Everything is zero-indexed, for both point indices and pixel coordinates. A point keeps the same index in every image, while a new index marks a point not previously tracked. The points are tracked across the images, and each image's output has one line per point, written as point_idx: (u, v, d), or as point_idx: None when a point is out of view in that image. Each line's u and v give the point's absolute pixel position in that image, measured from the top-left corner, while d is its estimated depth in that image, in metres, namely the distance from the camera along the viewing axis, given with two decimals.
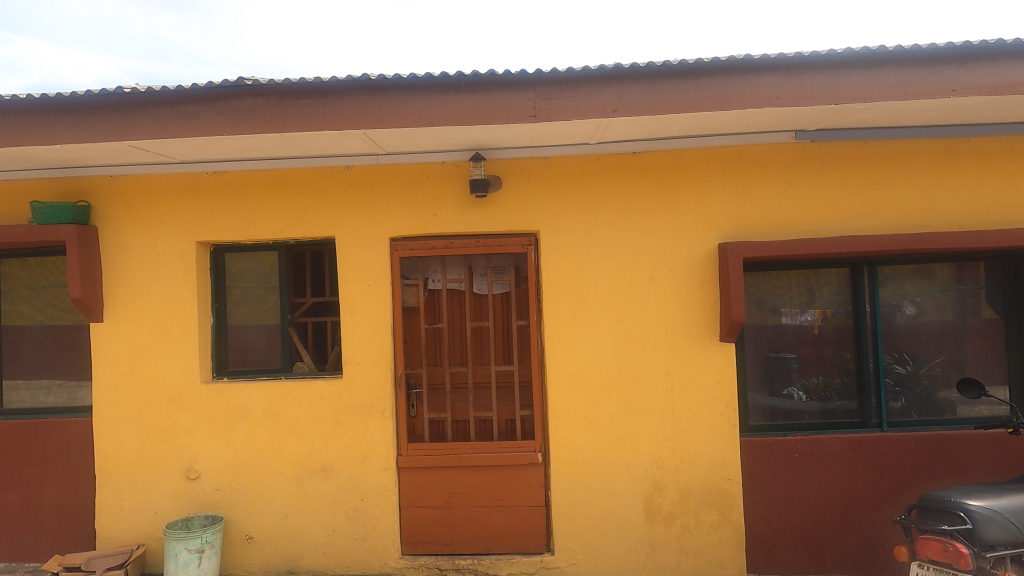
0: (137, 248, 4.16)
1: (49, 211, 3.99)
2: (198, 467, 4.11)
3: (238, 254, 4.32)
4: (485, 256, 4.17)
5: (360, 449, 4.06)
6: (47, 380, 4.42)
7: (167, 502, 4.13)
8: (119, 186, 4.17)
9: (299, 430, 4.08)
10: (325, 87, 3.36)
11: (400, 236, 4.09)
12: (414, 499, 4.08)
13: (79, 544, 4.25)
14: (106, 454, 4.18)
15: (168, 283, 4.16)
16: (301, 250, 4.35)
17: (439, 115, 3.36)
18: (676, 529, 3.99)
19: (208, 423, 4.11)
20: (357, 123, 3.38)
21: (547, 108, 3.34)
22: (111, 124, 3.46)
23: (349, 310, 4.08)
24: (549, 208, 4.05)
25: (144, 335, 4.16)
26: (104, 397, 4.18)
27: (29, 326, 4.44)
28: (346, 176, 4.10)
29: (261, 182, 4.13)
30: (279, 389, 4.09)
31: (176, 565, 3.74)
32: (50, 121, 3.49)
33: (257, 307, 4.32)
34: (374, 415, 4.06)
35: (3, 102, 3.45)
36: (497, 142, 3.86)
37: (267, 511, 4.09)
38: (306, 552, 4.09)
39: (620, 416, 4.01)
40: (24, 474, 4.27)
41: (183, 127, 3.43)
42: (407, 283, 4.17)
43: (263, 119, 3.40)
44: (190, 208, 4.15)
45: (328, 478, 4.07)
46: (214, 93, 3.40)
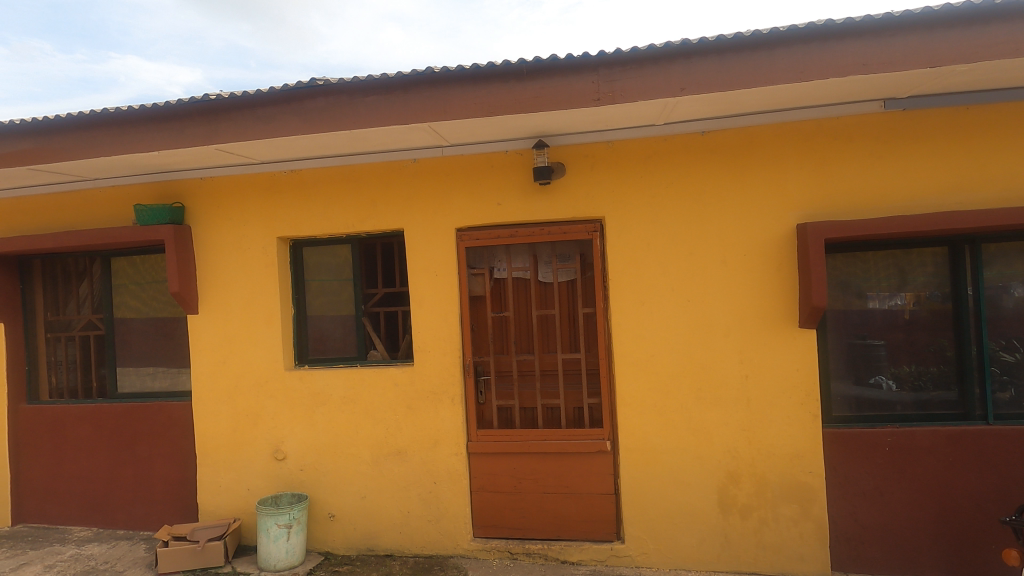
0: (225, 245, 4.47)
1: (150, 212, 4.35)
2: (285, 449, 4.39)
3: (314, 248, 4.54)
4: (550, 244, 4.15)
5: (431, 434, 4.19)
6: (152, 366, 4.86)
7: (258, 480, 4.45)
8: (208, 187, 4.49)
9: (374, 415, 4.27)
10: (391, 83, 3.45)
11: (466, 226, 4.15)
12: (484, 484, 4.17)
13: (184, 516, 4.67)
14: (204, 435, 4.55)
15: (253, 276, 4.44)
16: (372, 243, 4.51)
17: (501, 104, 3.36)
18: (753, 522, 3.85)
19: (292, 407, 4.38)
20: (422, 116, 3.44)
21: (611, 91, 3.26)
22: (201, 129, 3.72)
23: (418, 300, 4.21)
24: (614, 194, 3.97)
25: (234, 325, 4.48)
26: (201, 383, 4.54)
27: (136, 318, 4.89)
28: (412, 170, 4.20)
29: (333, 179, 4.31)
30: (355, 375, 4.29)
31: (268, 538, 4.01)
32: (147, 129, 3.79)
33: (333, 298, 4.53)
34: (444, 402, 4.17)
35: (108, 114, 3.78)
36: (560, 128, 3.82)
37: (347, 491, 4.32)
38: (384, 532, 4.28)
39: (692, 405, 3.90)
40: (136, 451, 4.73)
41: (262, 129, 3.63)
42: (473, 272, 4.21)
43: (335, 118, 3.54)
44: (270, 206, 4.41)
45: (403, 461, 4.24)
46: (289, 95, 3.57)
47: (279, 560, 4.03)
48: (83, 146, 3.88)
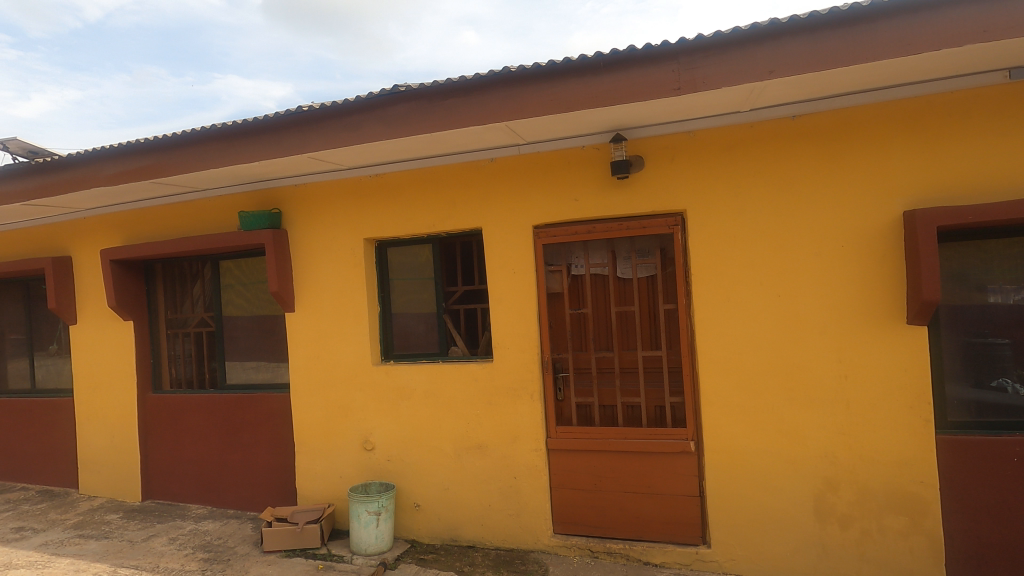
0: (317, 247, 4.77)
1: (252, 218, 4.72)
2: (373, 440, 4.62)
3: (397, 248, 4.73)
4: (629, 240, 4.08)
5: (511, 429, 4.25)
6: (255, 360, 5.28)
7: (349, 469, 4.71)
8: (302, 194, 4.81)
9: (456, 410, 4.38)
10: (469, 85, 3.52)
11: (543, 223, 4.16)
12: (564, 480, 4.17)
13: (285, 499, 5.04)
14: (301, 424, 4.88)
15: (342, 276, 4.70)
16: (452, 242, 4.63)
17: (578, 99, 3.34)
18: (854, 533, 3.59)
19: (379, 400, 4.60)
20: (499, 116, 3.49)
21: (693, 78, 3.14)
22: (295, 139, 3.99)
23: (496, 297, 4.28)
24: (695, 186, 3.84)
25: (326, 322, 4.77)
26: (298, 376, 4.88)
27: (241, 316, 5.33)
28: (489, 169, 4.27)
29: (414, 181, 4.47)
30: (437, 371, 4.43)
31: (359, 524, 4.23)
32: (248, 142, 4.11)
33: (415, 296, 4.70)
34: (523, 398, 4.21)
35: (215, 130, 4.14)
36: (639, 120, 3.74)
37: (431, 482, 4.47)
38: (466, 523, 4.39)
39: (783, 406, 3.69)
40: (242, 438, 5.16)
41: (349, 136, 3.83)
42: (550, 269, 4.22)
43: (416, 122, 3.67)
44: (357, 209, 4.64)
45: (483, 455, 4.32)
46: (373, 102, 3.74)
47: (370, 545, 4.23)
48: (195, 160, 4.27)
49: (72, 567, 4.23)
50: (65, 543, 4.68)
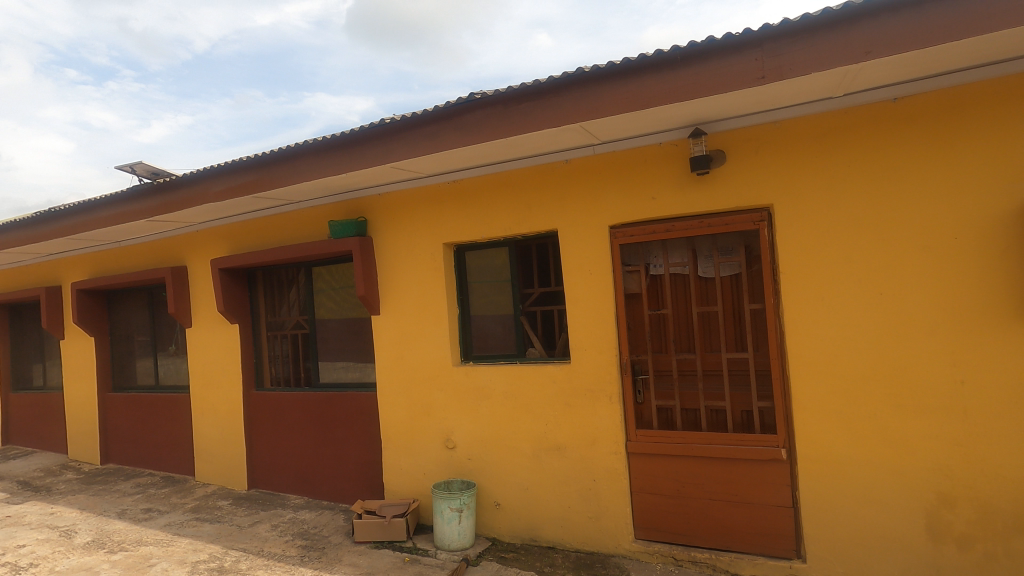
0: (399, 253, 4.99)
1: (340, 227, 5.02)
2: (454, 438, 4.75)
3: (475, 252, 4.84)
4: (710, 237, 3.93)
5: (590, 431, 4.22)
6: (345, 360, 5.60)
7: (432, 466, 4.88)
8: (386, 202, 5.05)
9: (534, 410, 4.42)
10: (543, 88, 3.55)
11: (620, 223, 4.10)
12: (645, 485, 4.08)
13: (373, 493, 5.30)
14: (387, 422, 5.11)
15: (423, 280, 4.88)
16: (528, 244, 4.68)
17: (655, 95, 3.27)
18: (975, 555, 3.24)
19: (459, 400, 4.73)
20: (573, 117, 3.49)
21: (778, 66, 2.98)
22: (378, 150, 4.19)
23: (573, 298, 4.28)
24: (783, 179, 3.63)
25: (408, 325, 4.97)
26: (384, 375, 5.12)
27: (332, 319, 5.67)
28: (564, 170, 4.27)
29: (490, 185, 4.56)
30: (516, 372, 4.48)
31: (442, 519, 4.36)
32: (336, 156, 4.38)
33: (493, 298, 4.79)
34: (602, 400, 4.17)
35: (307, 146, 4.44)
36: (719, 113, 3.60)
37: (511, 481, 4.53)
38: (546, 524, 4.40)
39: (887, 413, 3.41)
40: (334, 434, 5.49)
41: (428, 145, 3.98)
42: (628, 270, 4.16)
43: (491, 128, 3.75)
44: (436, 215, 4.80)
45: (562, 457, 4.32)
46: (450, 111, 3.85)
47: (453, 541, 4.35)
48: (290, 174, 4.60)
49: (191, 547, 4.68)
50: (184, 525, 5.19)
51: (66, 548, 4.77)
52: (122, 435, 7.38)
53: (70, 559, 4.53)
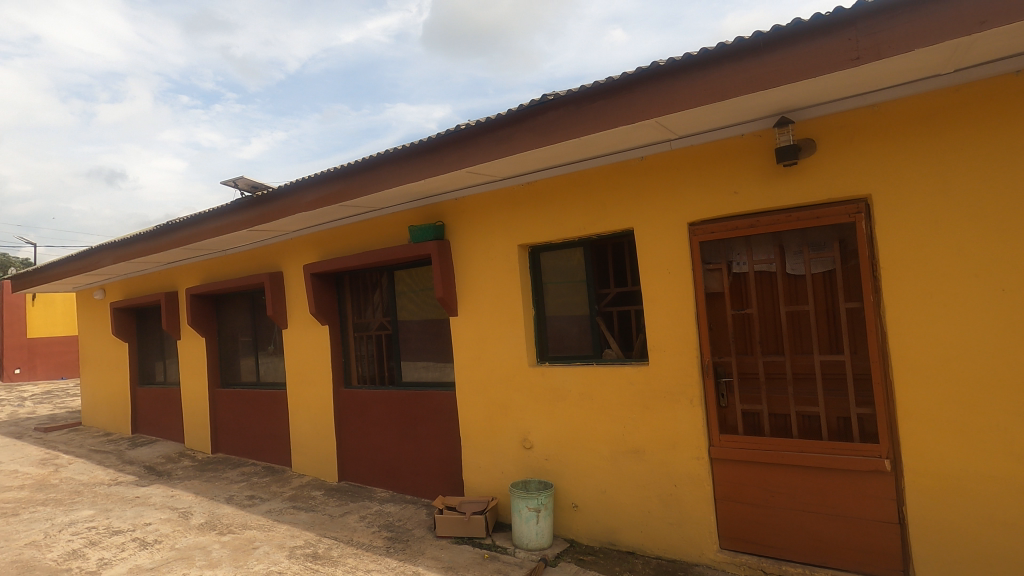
0: (476, 255, 5.10)
1: (420, 231, 5.22)
2: (531, 439, 4.79)
3: (550, 253, 4.86)
4: (799, 232, 3.71)
5: (670, 436, 4.09)
6: (425, 360, 5.80)
7: (510, 465, 4.94)
8: (462, 206, 5.18)
9: (611, 412, 4.35)
10: (617, 85, 3.50)
11: (700, 219, 3.96)
12: (730, 493, 3.90)
13: (454, 489, 5.45)
14: (466, 421, 5.24)
15: (498, 282, 4.95)
16: (603, 244, 4.63)
17: (736, 85, 3.13)
18: None
19: (536, 400, 4.75)
20: (649, 113, 3.41)
21: (875, 44, 2.76)
22: (454, 156, 4.31)
23: (650, 298, 4.18)
24: (882, 166, 3.35)
25: (485, 325, 5.07)
26: (463, 375, 5.26)
27: (413, 320, 5.89)
28: (640, 167, 4.18)
29: (564, 185, 4.55)
30: (592, 373, 4.44)
31: (520, 518, 4.40)
32: (416, 163, 4.55)
33: (568, 299, 4.78)
34: (682, 404, 4.03)
35: (388, 154, 4.65)
36: (808, 99, 3.38)
37: (588, 483, 4.49)
38: (624, 528, 4.32)
39: (1012, 423, 3.05)
40: (416, 431, 5.70)
41: (502, 149, 4.04)
42: (709, 268, 4.00)
43: (565, 128, 3.75)
44: (511, 217, 4.86)
45: (641, 460, 4.22)
46: (523, 114, 3.89)
47: (531, 540, 4.38)
48: (373, 182, 4.84)
49: (289, 533, 5.03)
50: (283, 512, 5.58)
51: (183, 528, 5.28)
52: (229, 427, 8.08)
53: (187, 538, 5.01)
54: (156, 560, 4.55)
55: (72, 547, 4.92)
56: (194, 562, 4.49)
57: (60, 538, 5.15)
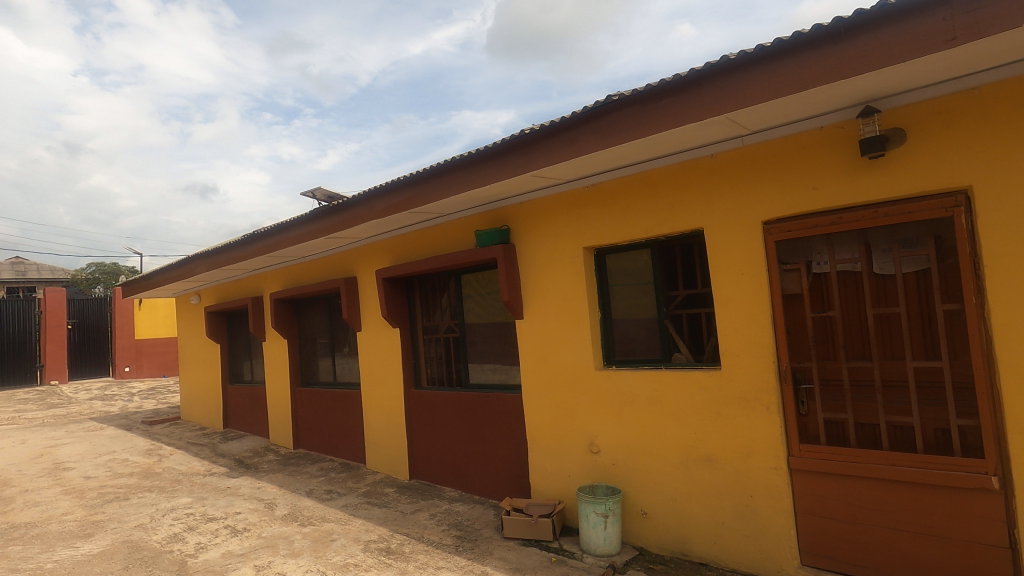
0: (541, 258, 5.12)
1: (486, 236, 5.32)
2: (598, 443, 4.74)
3: (616, 255, 4.80)
4: (888, 229, 3.46)
5: (745, 444, 3.91)
6: (492, 362, 5.88)
7: (577, 469, 4.90)
8: (528, 210, 5.22)
9: (681, 418, 4.22)
10: (684, 82, 3.41)
11: (774, 218, 3.78)
12: (812, 506, 3.67)
13: (521, 491, 5.48)
14: (533, 423, 5.26)
15: (564, 284, 4.94)
16: (671, 245, 4.52)
17: (813, 75, 2.97)
18: None
19: (602, 405, 4.70)
20: (719, 108, 3.30)
21: (974, 22, 2.53)
22: (519, 160, 4.36)
23: (722, 300, 4.03)
24: (984, 154, 3.07)
25: (551, 329, 5.07)
26: (529, 378, 5.29)
27: (480, 323, 5.99)
28: (709, 165, 4.05)
29: (630, 186, 4.48)
30: (661, 378, 4.34)
31: (588, 523, 4.35)
32: (481, 168, 4.63)
33: (636, 302, 4.70)
34: (758, 411, 3.85)
35: (454, 161, 4.76)
36: (896, 86, 3.15)
37: (658, 491, 4.37)
38: (697, 538, 4.17)
39: None
40: (484, 432, 5.79)
41: (567, 151, 4.04)
42: (786, 268, 3.81)
43: (630, 128, 3.69)
44: (576, 220, 4.84)
45: (713, 469, 4.07)
46: (588, 116, 3.87)
47: (599, 546, 4.32)
48: (441, 189, 4.97)
49: (364, 527, 5.24)
50: (358, 507, 5.83)
51: (269, 518, 5.63)
52: (308, 424, 8.54)
53: (273, 527, 5.34)
54: (245, 547, 4.88)
55: (173, 531, 5.37)
56: (278, 550, 4.78)
57: (163, 522, 5.65)
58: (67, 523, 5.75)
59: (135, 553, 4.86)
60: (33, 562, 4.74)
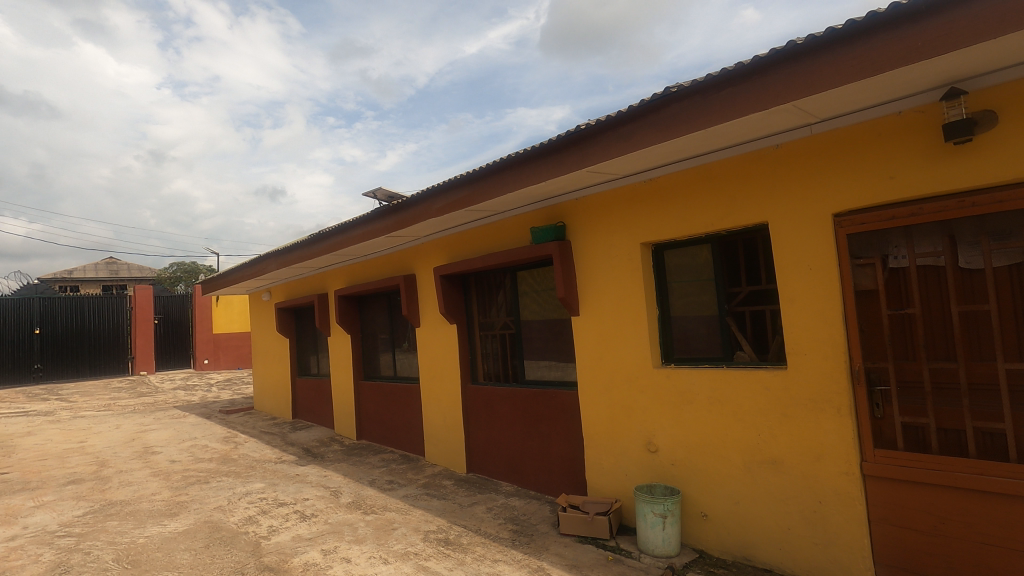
0: (597, 255, 5.08)
1: (542, 232, 5.33)
2: (657, 442, 4.65)
3: (675, 251, 4.69)
4: (976, 220, 3.23)
5: (813, 447, 3.73)
6: (548, 359, 5.90)
7: (634, 468, 4.84)
8: (584, 206, 5.19)
9: (744, 419, 4.08)
10: (747, 70, 3.29)
11: (846, 210, 3.58)
12: (888, 515, 3.46)
13: (577, 488, 5.47)
14: (589, 421, 5.23)
15: (621, 280, 4.88)
16: (733, 240, 4.37)
17: (889, 58, 2.79)
18: None
19: (661, 403, 4.61)
20: (785, 96, 3.16)
21: None
22: (575, 156, 4.34)
23: (789, 297, 3.86)
24: None
25: (608, 325, 5.02)
26: (585, 375, 5.26)
27: (536, 320, 6.01)
28: (774, 156, 3.89)
29: (689, 180, 4.36)
30: (722, 377, 4.21)
31: (646, 523, 4.29)
32: (537, 165, 4.64)
33: (696, 299, 4.59)
34: (827, 413, 3.66)
35: (510, 159, 4.79)
36: (986, 66, 2.92)
37: (719, 493, 4.25)
38: (761, 544, 4.02)
39: None
40: (540, 428, 5.82)
41: (624, 146, 3.98)
42: (859, 263, 3.61)
43: (690, 120, 3.60)
44: (633, 215, 4.77)
45: (779, 472, 3.91)
46: (645, 109, 3.80)
47: (657, 546, 4.25)
48: (497, 187, 5.02)
49: (423, 517, 5.39)
50: (418, 498, 6.00)
51: (334, 505, 5.90)
52: (371, 416, 8.86)
53: (338, 514, 5.59)
54: (314, 532, 5.14)
55: (249, 514, 5.72)
56: (344, 536, 5.00)
57: (240, 505, 6.03)
58: (156, 502, 6.25)
59: (215, 533, 5.22)
60: (127, 536, 5.18)
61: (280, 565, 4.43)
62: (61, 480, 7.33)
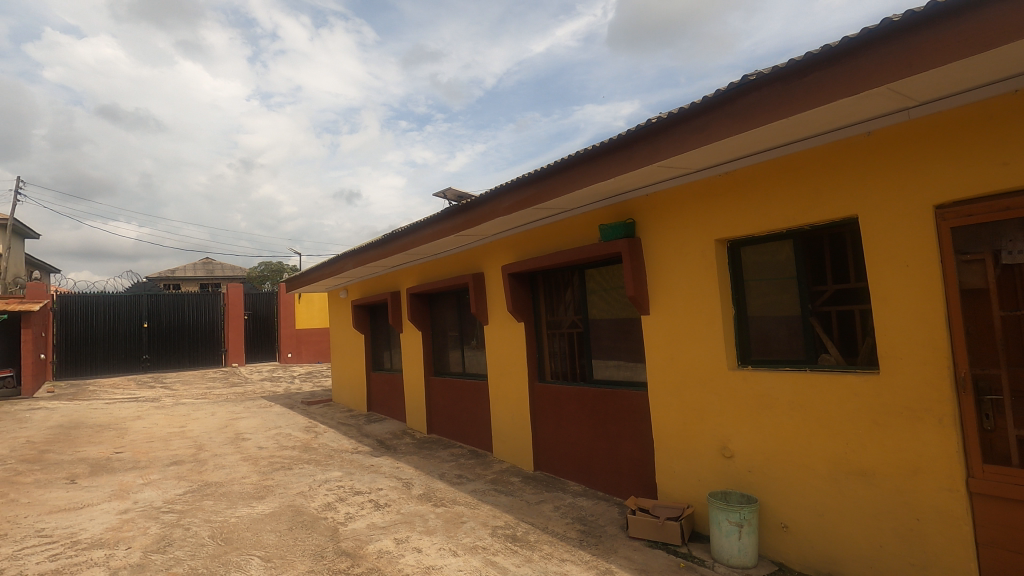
0: (669, 253, 4.93)
1: (611, 230, 5.25)
2: (732, 447, 4.46)
3: (753, 248, 4.48)
4: None
5: (909, 459, 3.44)
6: (616, 359, 5.81)
7: (708, 474, 4.66)
8: (655, 202, 5.06)
9: (829, 426, 3.82)
10: (834, 53, 3.06)
11: (950, 201, 3.27)
12: (998, 538, 3.12)
13: (646, 491, 5.34)
14: (660, 423, 5.09)
15: (693, 279, 4.71)
16: (818, 236, 4.10)
17: (1002, 31, 2.51)
18: None
19: (737, 407, 4.41)
20: (878, 80, 2.92)
21: None
22: (646, 150, 4.22)
23: (882, 296, 3.58)
24: None
25: (680, 325, 4.86)
26: (656, 376, 5.13)
27: (604, 319, 5.94)
28: (865, 144, 3.61)
29: (768, 172, 4.13)
30: (805, 381, 3.97)
31: (721, 531, 4.12)
32: (606, 161, 4.56)
33: (776, 298, 4.36)
34: (926, 422, 3.36)
35: (579, 155, 4.73)
36: None
37: (801, 504, 4.00)
38: (849, 561, 3.74)
39: None
40: (608, 429, 5.73)
41: (697, 139, 3.83)
42: (965, 259, 3.30)
43: (770, 110, 3.41)
44: (706, 211, 4.58)
45: (869, 484, 3.63)
46: (720, 99, 3.64)
47: (732, 556, 4.07)
48: (565, 184, 4.99)
49: (491, 513, 5.46)
50: (486, 493, 6.09)
51: (406, 496, 6.10)
52: (441, 411, 9.08)
53: (410, 505, 5.78)
54: (387, 520, 5.34)
55: (328, 500, 6.03)
56: (415, 527, 5.15)
57: (320, 492, 6.36)
58: (245, 485, 6.71)
59: (298, 516, 5.54)
60: (221, 515, 5.60)
61: (356, 551, 4.63)
62: (164, 461, 8.03)
